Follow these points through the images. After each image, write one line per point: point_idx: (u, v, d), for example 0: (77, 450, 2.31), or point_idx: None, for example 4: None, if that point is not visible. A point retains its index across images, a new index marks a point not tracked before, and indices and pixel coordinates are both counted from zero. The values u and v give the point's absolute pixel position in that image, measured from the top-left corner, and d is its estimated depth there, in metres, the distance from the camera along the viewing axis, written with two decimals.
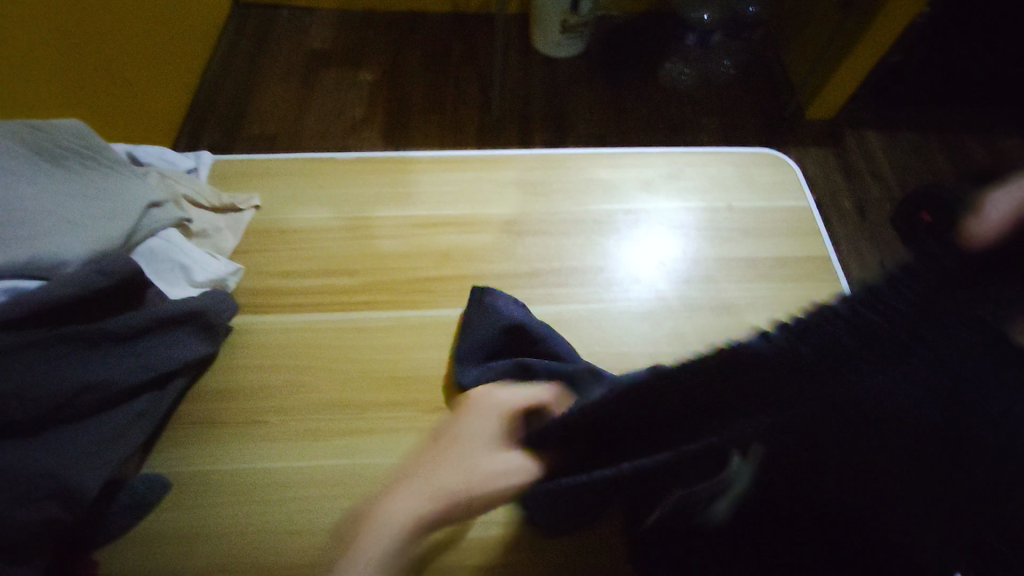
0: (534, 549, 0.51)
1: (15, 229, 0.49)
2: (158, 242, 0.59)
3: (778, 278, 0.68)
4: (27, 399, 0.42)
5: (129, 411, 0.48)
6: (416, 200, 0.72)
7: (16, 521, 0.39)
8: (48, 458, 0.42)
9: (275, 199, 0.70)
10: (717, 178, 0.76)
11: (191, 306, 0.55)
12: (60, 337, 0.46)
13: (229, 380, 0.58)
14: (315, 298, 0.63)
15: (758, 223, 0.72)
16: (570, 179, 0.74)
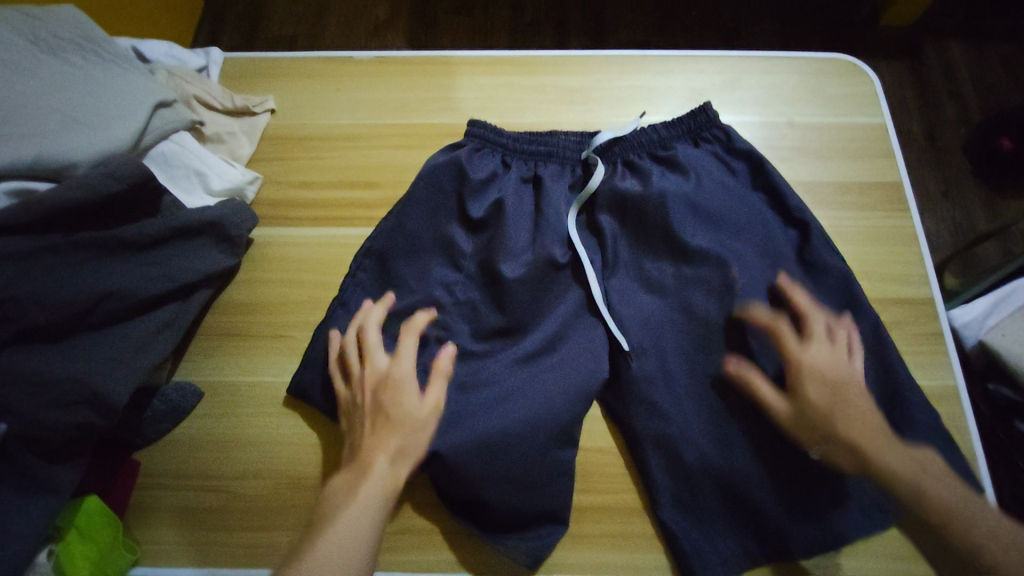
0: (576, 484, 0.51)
1: (17, 129, 0.46)
2: (171, 146, 0.55)
3: (840, 203, 0.61)
4: (48, 304, 0.41)
5: (153, 320, 0.47)
6: (442, 106, 0.65)
7: (50, 424, 0.40)
8: (73, 365, 0.42)
9: (291, 103, 0.65)
10: (780, 89, 0.67)
11: (210, 216, 0.52)
12: (76, 244, 0.44)
13: (252, 293, 0.56)
14: (334, 211, 0.60)
15: (819, 141, 0.64)
16: (609, 85, 0.67)
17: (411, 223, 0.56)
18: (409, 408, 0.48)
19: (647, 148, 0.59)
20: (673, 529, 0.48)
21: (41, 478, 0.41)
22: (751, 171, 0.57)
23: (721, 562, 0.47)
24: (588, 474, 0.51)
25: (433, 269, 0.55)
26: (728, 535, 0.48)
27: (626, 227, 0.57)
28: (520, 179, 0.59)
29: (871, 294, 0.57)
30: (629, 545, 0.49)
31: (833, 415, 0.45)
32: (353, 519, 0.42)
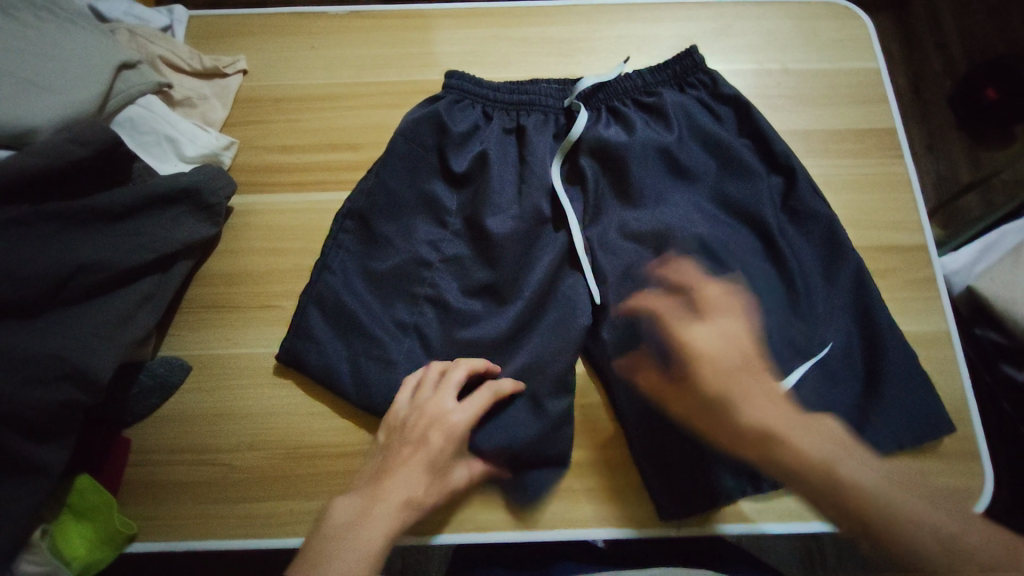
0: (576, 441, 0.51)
1: None
2: (139, 111, 0.52)
3: (833, 151, 0.60)
4: (18, 279, 0.39)
5: (135, 294, 0.45)
6: (422, 63, 0.62)
7: (34, 403, 0.38)
8: (53, 342, 0.40)
9: (263, 63, 0.62)
10: (772, 34, 0.65)
11: (184, 183, 0.49)
12: (45, 215, 0.42)
13: (235, 263, 0.54)
14: (315, 175, 0.58)
15: (812, 89, 0.62)
16: (597, 35, 0.64)
17: (392, 183, 0.54)
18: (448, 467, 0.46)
19: (631, 93, 0.58)
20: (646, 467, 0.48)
21: (30, 458, 0.39)
22: (738, 116, 0.58)
23: (696, 497, 0.47)
24: (585, 430, 0.51)
25: (419, 227, 0.54)
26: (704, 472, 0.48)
27: (607, 175, 0.56)
28: (502, 131, 0.57)
29: (864, 243, 0.57)
30: (629, 498, 0.49)
31: (723, 403, 0.39)
32: (352, 557, 0.40)
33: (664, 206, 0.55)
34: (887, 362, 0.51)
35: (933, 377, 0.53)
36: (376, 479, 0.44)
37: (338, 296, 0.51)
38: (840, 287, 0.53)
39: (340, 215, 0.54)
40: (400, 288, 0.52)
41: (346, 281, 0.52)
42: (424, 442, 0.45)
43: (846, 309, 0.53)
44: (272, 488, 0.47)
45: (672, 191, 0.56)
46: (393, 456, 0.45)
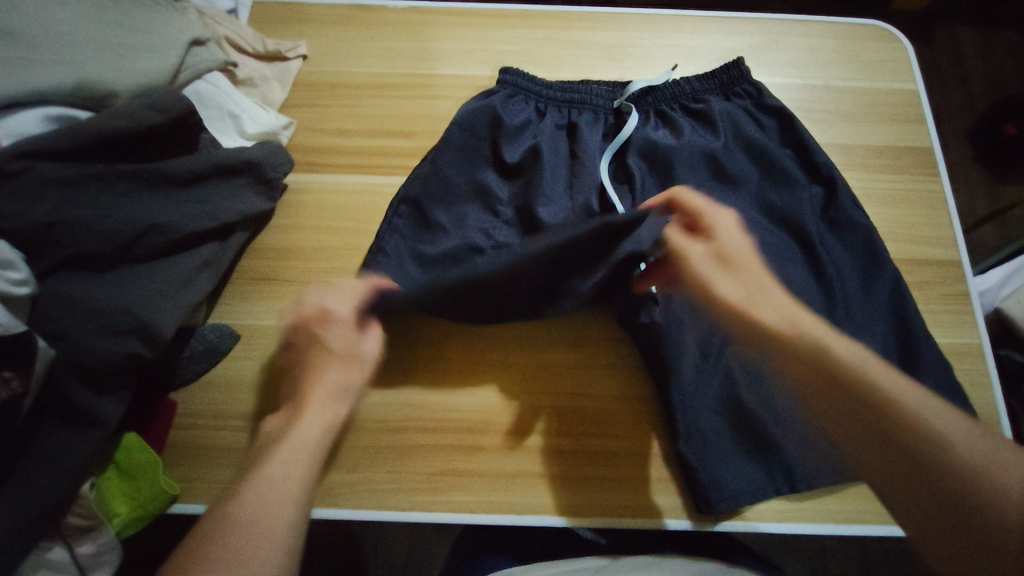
0: (615, 434, 0.51)
1: (49, 55, 0.44)
2: (205, 86, 0.54)
3: (873, 165, 0.61)
4: (94, 233, 0.40)
5: (195, 259, 0.46)
6: (476, 59, 0.64)
7: (99, 354, 0.39)
8: (122, 296, 0.40)
9: (322, 49, 0.64)
10: (815, 51, 0.66)
11: (247, 156, 0.51)
12: (119, 174, 0.43)
13: (288, 238, 0.56)
14: (368, 159, 0.59)
15: (853, 104, 0.64)
16: (646, 42, 0.66)
17: (446, 169, 0.56)
18: (343, 347, 0.46)
19: (681, 98, 0.60)
20: (691, 462, 0.48)
21: (89, 408, 0.40)
22: (781, 127, 0.59)
23: (737, 493, 0.48)
24: (591, 418, 0.51)
25: (469, 213, 0.55)
26: (747, 469, 0.49)
27: (653, 176, 0.57)
28: (555, 127, 0.59)
29: (904, 256, 0.58)
30: (648, 488, 0.49)
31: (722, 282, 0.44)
32: (298, 450, 0.41)
33: None
34: (921, 370, 0.52)
35: (969, 390, 0.53)
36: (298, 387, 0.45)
37: (392, 268, 0.50)
38: (877, 296, 0.54)
39: (395, 200, 0.55)
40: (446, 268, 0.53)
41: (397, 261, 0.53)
42: (315, 337, 0.46)
43: (883, 318, 0.54)
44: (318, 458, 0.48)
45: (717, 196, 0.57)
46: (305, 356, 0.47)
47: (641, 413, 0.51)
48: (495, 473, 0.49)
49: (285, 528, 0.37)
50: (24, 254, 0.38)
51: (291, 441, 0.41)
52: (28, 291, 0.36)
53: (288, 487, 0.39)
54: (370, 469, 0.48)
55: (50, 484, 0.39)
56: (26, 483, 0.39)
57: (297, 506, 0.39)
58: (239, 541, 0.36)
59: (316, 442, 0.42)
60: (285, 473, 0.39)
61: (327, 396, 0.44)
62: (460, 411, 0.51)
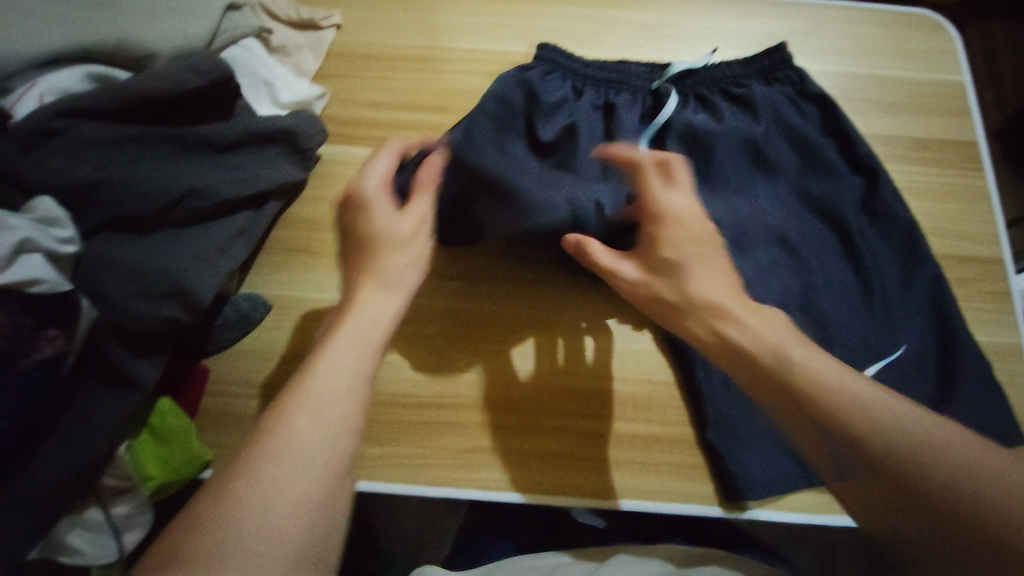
0: (645, 418, 0.50)
1: (90, 11, 0.43)
2: (240, 52, 0.53)
3: (915, 158, 0.60)
4: (137, 194, 0.40)
5: (231, 225, 0.45)
6: (513, 34, 0.63)
7: (139, 316, 0.39)
8: (162, 259, 0.40)
9: (356, 20, 0.63)
10: (859, 38, 0.65)
11: (283, 124, 0.50)
12: (158, 137, 0.42)
13: (320, 211, 0.55)
14: (402, 133, 0.58)
15: (896, 95, 0.62)
16: (686, 23, 0.64)
17: (479, 138, 0.52)
18: (384, 227, 0.42)
19: (721, 82, 0.59)
20: (720, 450, 0.48)
21: (127, 370, 0.40)
22: (822, 115, 0.58)
23: (768, 483, 0.47)
24: (578, 398, 0.50)
25: None
26: (781, 462, 0.48)
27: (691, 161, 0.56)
28: (592, 106, 0.58)
29: (944, 251, 0.57)
30: (609, 468, 0.48)
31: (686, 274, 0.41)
32: (346, 360, 0.37)
33: (747, 200, 0.55)
34: (957, 367, 0.51)
35: (1005, 389, 0.52)
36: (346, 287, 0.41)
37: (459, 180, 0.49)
38: (913, 292, 0.53)
39: None
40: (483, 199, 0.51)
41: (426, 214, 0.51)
42: (356, 228, 0.42)
43: (919, 312, 0.53)
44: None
45: (755, 184, 0.56)
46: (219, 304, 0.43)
47: (612, 396, 0.51)
48: (517, 450, 0.49)
49: (340, 449, 0.35)
50: (70, 213, 0.38)
51: (334, 347, 0.37)
52: (75, 249, 0.36)
53: (335, 403, 0.36)
54: (400, 442, 0.49)
55: (88, 444, 0.39)
56: (65, 441, 0.39)
57: (347, 427, 0.36)
58: (277, 466, 0.33)
59: (366, 354, 0.38)
60: (333, 381, 0.36)
61: (377, 288, 0.40)
62: (490, 389, 0.51)
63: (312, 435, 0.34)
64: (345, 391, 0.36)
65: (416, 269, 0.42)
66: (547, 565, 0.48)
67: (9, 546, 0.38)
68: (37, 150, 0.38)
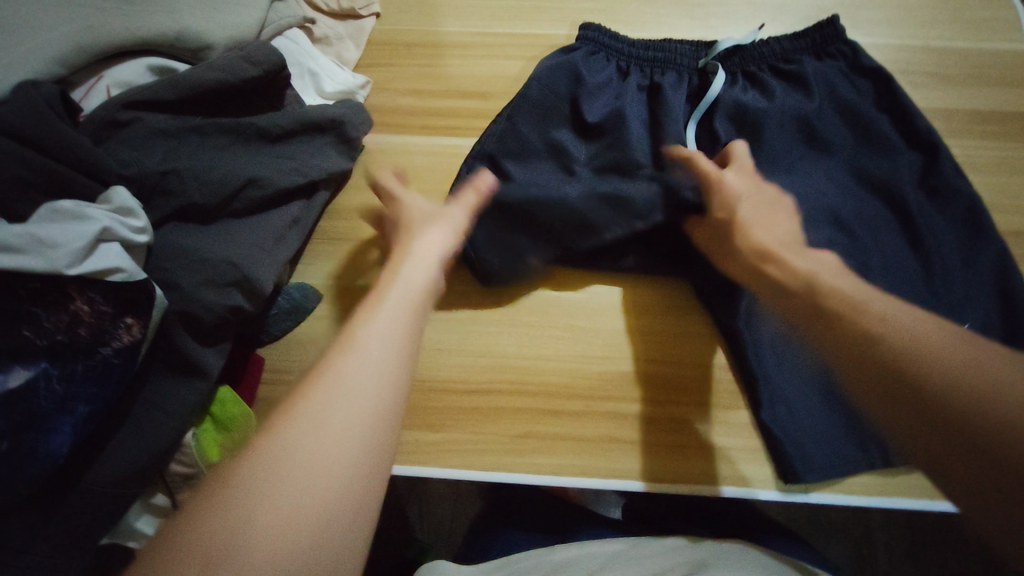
0: (700, 402, 0.49)
1: (150, 5, 0.44)
2: (286, 42, 0.53)
3: (975, 131, 0.57)
4: (202, 184, 0.41)
5: (286, 215, 0.45)
6: (554, 16, 0.62)
7: (205, 304, 0.40)
8: (224, 248, 0.41)
9: (397, 9, 0.63)
10: (912, 10, 0.63)
11: (332, 113, 0.49)
12: (217, 127, 0.43)
13: (365, 199, 0.55)
14: (445, 120, 0.58)
15: (954, 66, 0.60)
16: (731, 2, 0.63)
17: (522, 127, 0.54)
18: (414, 212, 0.44)
19: (770, 59, 0.57)
20: (774, 431, 0.46)
21: (194, 358, 0.41)
22: (876, 89, 0.56)
23: (828, 465, 0.45)
24: (679, 387, 0.49)
25: (545, 173, 0.54)
26: (838, 443, 0.46)
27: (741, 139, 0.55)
28: (637, 87, 0.56)
29: (1010, 227, 0.54)
30: (683, 454, 0.47)
31: (740, 232, 0.43)
32: (399, 300, 0.36)
33: (798, 178, 0.54)
34: None
35: None
36: (394, 253, 0.41)
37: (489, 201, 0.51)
38: (976, 270, 0.50)
39: (472, 158, 0.54)
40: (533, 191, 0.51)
41: (496, 243, 0.51)
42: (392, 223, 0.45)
43: (984, 290, 0.50)
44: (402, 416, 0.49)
45: (807, 162, 0.55)
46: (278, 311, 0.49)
47: (659, 380, 0.50)
48: (567, 435, 0.48)
49: (386, 393, 0.31)
50: (142, 203, 0.40)
51: (391, 284, 0.37)
52: (147, 239, 0.37)
53: (390, 331, 0.34)
54: (450, 427, 0.49)
55: (157, 429, 0.40)
56: (136, 426, 0.40)
57: (400, 364, 0.33)
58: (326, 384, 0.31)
59: (407, 306, 0.36)
60: (385, 314, 0.35)
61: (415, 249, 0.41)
62: (538, 373, 0.50)
63: (353, 356, 0.32)
64: (399, 324, 0.35)
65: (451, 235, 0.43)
66: (554, 562, 0.44)
67: (87, 530, 0.39)
68: (108, 141, 0.40)
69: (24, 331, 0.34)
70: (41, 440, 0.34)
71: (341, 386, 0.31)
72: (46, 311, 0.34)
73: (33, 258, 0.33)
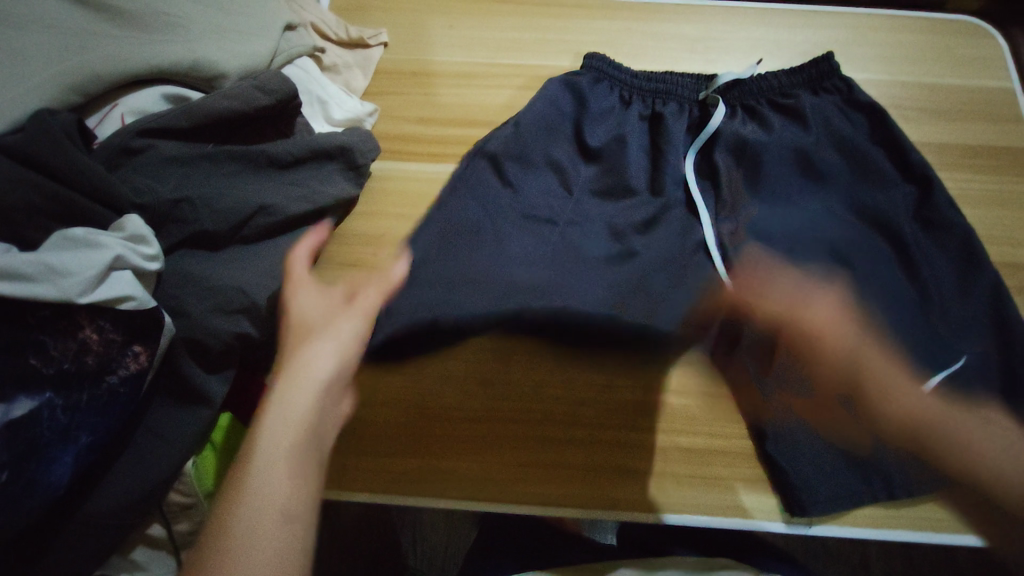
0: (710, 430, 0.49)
1: (166, 35, 0.45)
2: (297, 71, 0.54)
3: (967, 164, 0.59)
4: (216, 210, 0.41)
5: (291, 241, 0.45)
6: (558, 48, 0.64)
7: (212, 331, 0.40)
8: (234, 275, 0.41)
9: (405, 39, 0.64)
10: (902, 47, 0.65)
11: (340, 140, 0.49)
12: (228, 154, 0.44)
13: (370, 225, 0.54)
14: (452, 147, 0.58)
15: (944, 102, 0.62)
16: (730, 36, 0.65)
17: (530, 138, 0.53)
18: (300, 360, 0.41)
19: (771, 92, 0.57)
20: (780, 462, 0.47)
21: (198, 385, 0.40)
22: (871, 122, 0.55)
23: (832, 497, 0.46)
24: (689, 416, 0.50)
25: (544, 189, 0.52)
26: (843, 474, 0.47)
27: (740, 171, 0.55)
28: (640, 119, 0.57)
29: (1003, 258, 0.55)
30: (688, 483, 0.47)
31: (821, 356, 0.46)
32: (294, 416, 0.40)
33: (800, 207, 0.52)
34: None
35: None
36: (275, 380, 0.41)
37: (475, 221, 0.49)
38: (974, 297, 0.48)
39: (474, 159, 0.52)
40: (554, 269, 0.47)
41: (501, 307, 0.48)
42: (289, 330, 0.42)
43: None
44: (341, 444, 0.47)
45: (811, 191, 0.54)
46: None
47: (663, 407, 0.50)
48: (573, 465, 0.47)
49: (298, 481, 0.40)
50: (154, 230, 0.40)
51: (275, 415, 0.40)
52: (157, 266, 0.37)
53: (281, 450, 0.40)
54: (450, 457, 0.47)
55: (159, 457, 0.39)
56: (137, 454, 0.39)
57: (301, 475, 0.40)
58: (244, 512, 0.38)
59: (304, 415, 0.41)
60: (283, 431, 0.40)
61: (283, 412, 0.40)
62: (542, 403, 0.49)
63: (264, 495, 0.39)
64: (294, 440, 0.40)
65: (339, 358, 0.42)
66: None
67: (80, 563, 0.38)
68: (122, 167, 0.40)
69: (31, 359, 0.33)
70: (41, 470, 0.33)
71: (241, 510, 0.38)
72: (54, 339, 0.34)
73: (45, 285, 0.33)
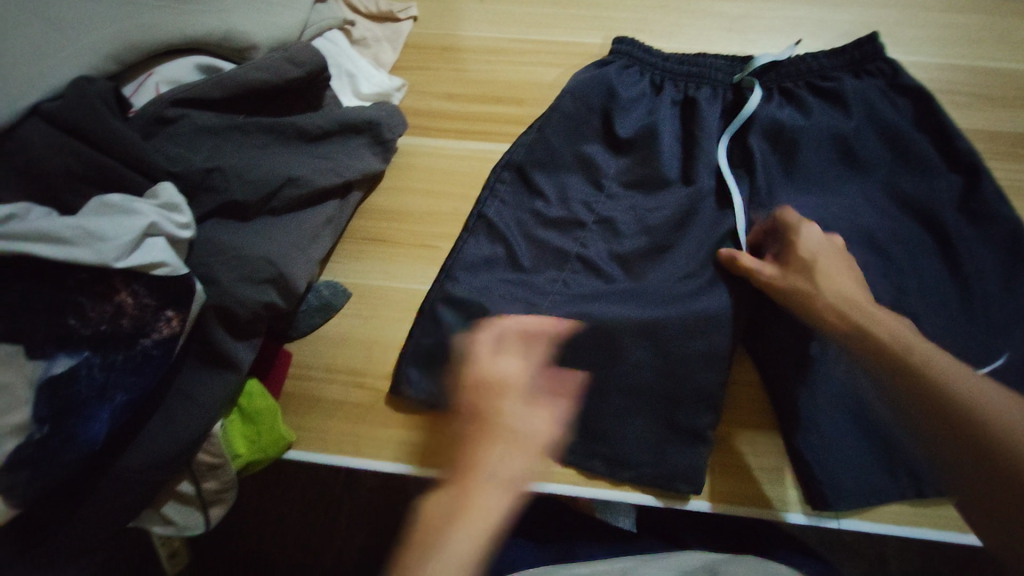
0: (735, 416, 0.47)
1: (200, 6, 0.46)
2: (327, 44, 0.55)
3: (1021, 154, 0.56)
4: (246, 181, 0.42)
5: (319, 214, 0.46)
6: (591, 25, 0.62)
7: (241, 299, 0.40)
8: (263, 245, 0.42)
9: (436, 14, 0.64)
10: (956, 30, 0.62)
11: (367, 114, 0.49)
12: (259, 126, 0.44)
13: (395, 201, 0.55)
14: (478, 124, 0.58)
15: (999, 88, 0.58)
16: (770, 15, 0.62)
17: (553, 139, 0.54)
18: (499, 458, 0.40)
19: (810, 73, 0.55)
20: (806, 456, 0.43)
21: (227, 351, 0.42)
22: (917, 109, 0.53)
23: (857, 493, 0.42)
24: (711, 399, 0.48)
25: (572, 184, 0.53)
26: (870, 472, 0.43)
27: (775, 156, 0.53)
28: (671, 102, 0.56)
29: None
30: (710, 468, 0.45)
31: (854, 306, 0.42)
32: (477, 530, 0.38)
33: (832, 200, 0.51)
34: None
35: None
36: (475, 467, 0.40)
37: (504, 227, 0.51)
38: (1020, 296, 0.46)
39: (498, 166, 0.53)
40: (574, 281, 0.49)
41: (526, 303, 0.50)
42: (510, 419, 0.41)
43: None
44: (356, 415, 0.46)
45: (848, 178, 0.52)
46: (469, 434, 0.42)
47: None
48: None
49: None
50: (187, 199, 0.41)
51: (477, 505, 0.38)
52: (190, 234, 0.38)
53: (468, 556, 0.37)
54: None
55: (188, 418, 0.41)
56: (168, 415, 0.41)
57: None
58: None
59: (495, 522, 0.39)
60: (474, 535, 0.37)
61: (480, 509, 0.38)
62: None
63: None
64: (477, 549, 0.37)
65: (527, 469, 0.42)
66: None
67: (114, 515, 0.39)
68: (156, 136, 0.41)
69: (71, 320, 0.35)
70: (79, 426, 0.35)
71: None
72: (92, 301, 0.35)
73: (84, 249, 0.34)
